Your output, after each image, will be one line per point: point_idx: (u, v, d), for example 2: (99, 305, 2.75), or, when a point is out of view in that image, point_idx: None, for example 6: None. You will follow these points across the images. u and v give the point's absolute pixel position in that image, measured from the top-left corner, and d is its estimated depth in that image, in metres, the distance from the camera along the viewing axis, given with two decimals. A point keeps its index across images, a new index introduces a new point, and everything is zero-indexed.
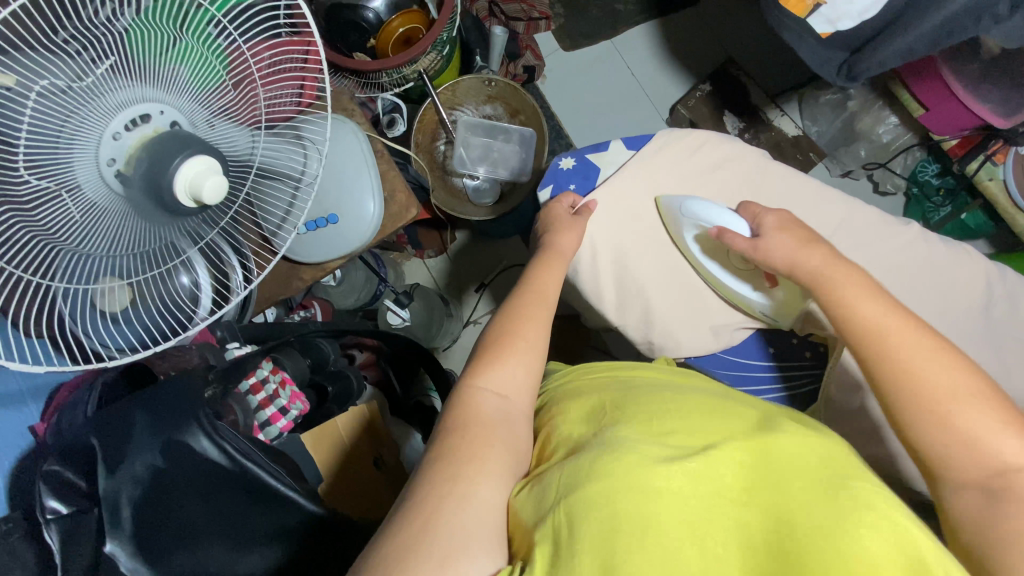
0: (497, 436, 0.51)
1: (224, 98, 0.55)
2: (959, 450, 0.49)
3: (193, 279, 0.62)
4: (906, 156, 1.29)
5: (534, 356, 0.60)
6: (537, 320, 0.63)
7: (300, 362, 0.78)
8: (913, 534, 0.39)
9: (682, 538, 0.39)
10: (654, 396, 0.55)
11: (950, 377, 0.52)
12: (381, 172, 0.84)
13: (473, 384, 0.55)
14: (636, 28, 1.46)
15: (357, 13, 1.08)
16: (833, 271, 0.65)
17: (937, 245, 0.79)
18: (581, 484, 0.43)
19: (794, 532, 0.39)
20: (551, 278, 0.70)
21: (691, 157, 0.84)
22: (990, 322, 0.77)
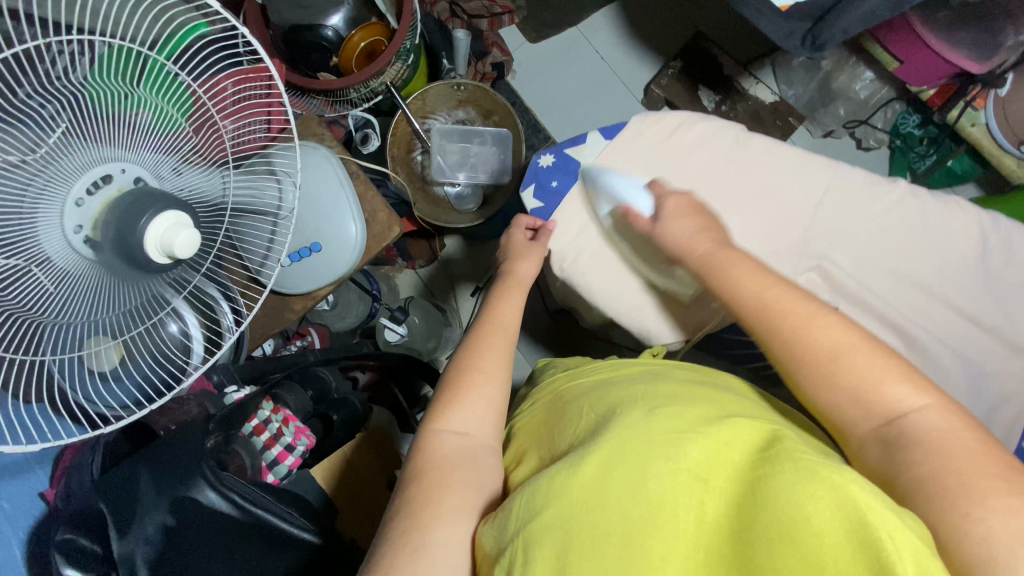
0: (457, 476, 0.51)
1: (187, 145, 0.55)
2: (849, 403, 0.50)
3: (182, 326, 0.62)
4: (885, 111, 1.29)
5: (497, 385, 0.59)
6: (499, 352, 0.62)
7: (302, 396, 0.78)
8: (846, 487, 0.33)
9: (637, 544, 0.38)
10: (637, 393, 0.55)
11: (829, 338, 0.53)
12: (358, 194, 0.83)
13: (435, 428, 0.55)
14: (600, 13, 1.44)
15: (316, 33, 1.06)
16: (717, 252, 0.65)
17: (925, 200, 0.78)
18: (539, 508, 0.42)
19: (748, 532, 0.35)
20: (511, 306, 0.69)
21: (667, 145, 0.83)
22: (988, 272, 0.76)
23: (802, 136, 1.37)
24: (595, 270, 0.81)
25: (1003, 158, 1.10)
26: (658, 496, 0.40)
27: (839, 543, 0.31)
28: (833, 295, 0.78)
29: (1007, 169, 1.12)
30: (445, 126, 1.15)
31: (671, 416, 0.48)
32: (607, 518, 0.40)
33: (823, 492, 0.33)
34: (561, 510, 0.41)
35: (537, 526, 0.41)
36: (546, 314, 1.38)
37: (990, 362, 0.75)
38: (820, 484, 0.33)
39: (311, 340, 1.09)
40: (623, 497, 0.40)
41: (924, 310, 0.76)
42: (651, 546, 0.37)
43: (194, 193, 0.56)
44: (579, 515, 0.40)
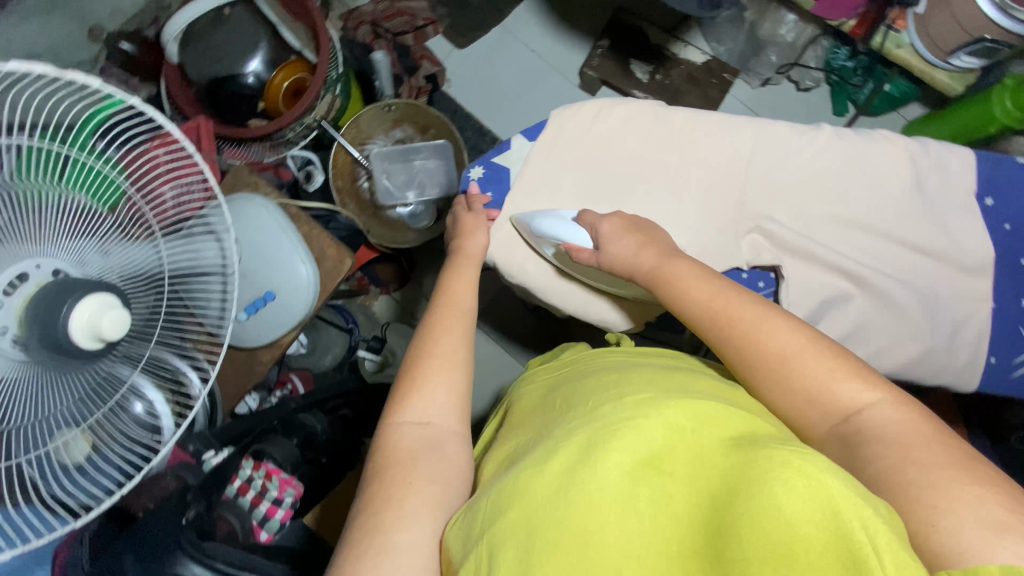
0: (418, 469, 0.51)
1: (101, 225, 0.55)
2: (805, 405, 0.51)
3: (146, 405, 0.60)
4: (815, 48, 1.30)
5: (455, 371, 0.58)
6: (455, 338, 0.61)
7: (287, 446, 0.79)
8: (830, 486, 0.32)
9: (600, 535, 0.38)
10: (607, 382, 0.54)
11: (777, 339, 0.53)
12: (304, 235, 0.82)
13: (394, 421, 0.55)
14: (522, 7, 1.44)
15: (237, 83, 1.06)
16: (663, 264, 0.66)
17: (852, 138, 0.78)
18: (501, 513, 0.42)
19: (726, 531, 0.34)
20: (463, 285, 0.69)
21: (590, 135, 0.82)
22: (925, 197, 0.77)
23: (741, 89, 1.37)
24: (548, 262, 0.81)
25: (935, 74, 1.12)
26: (623, 490, 0.39)
27: (818, 534, 0.31)
28: (776, 252, 0.78)
29: (939, 83, 1.13)
30: (383, 149, 1.14)
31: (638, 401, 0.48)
32: (570, 514, 0.40)
33: (790, 475, 0.33)
34: (520, 508, 0.42)
35: (494, 531, 0.41)
36: (528, 312, 1.38)
37: (945, 283, 0.76)
38: (798, 474, 0.33)
39: (294, 386, 1.08)
40: (585, 494, 0.40)
41: (871, 244, 0.77)
42: (621, 544, 0.37)
43: (122, 269, 0.56)
44: (538, 513, 0.41)
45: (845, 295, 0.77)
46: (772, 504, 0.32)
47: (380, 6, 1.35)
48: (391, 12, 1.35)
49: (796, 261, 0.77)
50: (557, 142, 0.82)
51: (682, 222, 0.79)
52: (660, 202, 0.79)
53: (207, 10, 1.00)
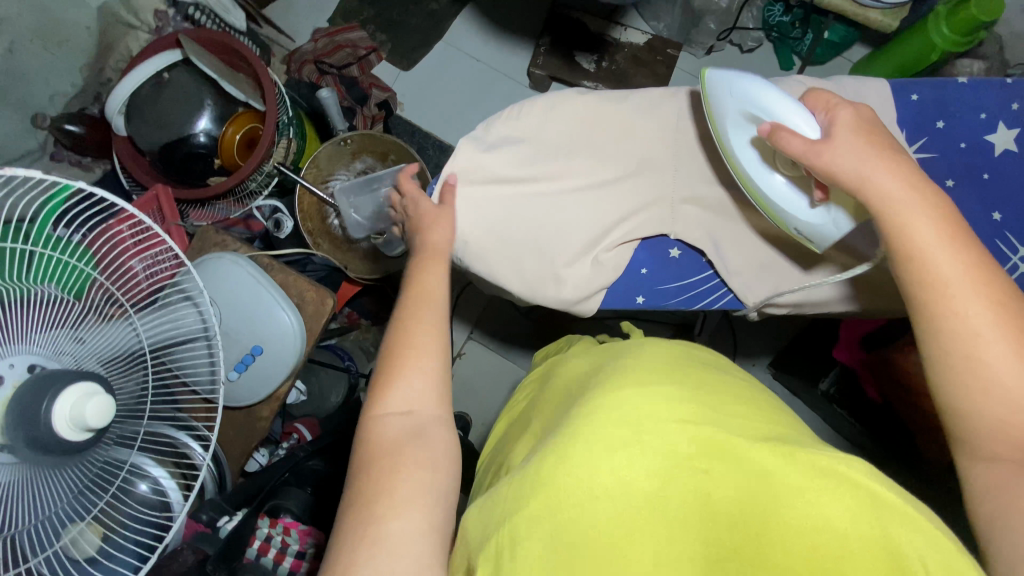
0: (404, 458, 0.48)
1: (69, 312, 0.54)
2: (1010, 416, 0.44)
3: (152, 484, 0.60)
4: (750, 9, 1.32)
5: (435, 358, 0.55)
6: (432, 324, 0.56)
7: (301, 495, 0.79)
8: (877, 510, 0.37)
9: (638, 522, 0.37)
10: (620, 366, 0.51)
11: (998, 322, 0.46)
12: (282, 283, 0.82)
13: (375, 412, 0.52)
14: (458, 20, 1.45)
15: (189, 144, 1.06)
16: (917, 202, 0.51)
17: (821, 83, 0.66)
18: (524, 504, 0.41)
19: (769, 529, 0.36)
20: (433, 268, 0.62)
21: (520, 134, 0.69)
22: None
23: (687, 62, 1.38)
24: (499, 257, 0.67)
25: (867, 14, 1.11)
26: (656, 488, 0.38)
27: (863, 544, 0.35)
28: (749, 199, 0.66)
29: (877, 22, 1.12)
30: (346, 184, 1.07)
31: (659, 390, 0.45)
32: (602, 511, 0.38)
33: (845, 494, 0.38)
34: (545, 505, 0.40)
35: (515, 528, 0.40)
36: (522, 316, 1.38)
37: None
38: (852, 498, 0.38)
39: (300, 433, 1.07)
40: (616, 491, 0.39)
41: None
42: (657, 540, 0.37)
43: (99, 352, 0.56)
44: (564, 508, 0.39)
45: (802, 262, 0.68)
46: (825, 524, 0.36)
47: (320, 44, 1.38)
48: (331, 47, 1.37)
49: (740, 230, 0.68)
50: (480, 147, 0.69)
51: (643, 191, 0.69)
52: (606, 210, 0.68)
53: (145, 78, 1.02)
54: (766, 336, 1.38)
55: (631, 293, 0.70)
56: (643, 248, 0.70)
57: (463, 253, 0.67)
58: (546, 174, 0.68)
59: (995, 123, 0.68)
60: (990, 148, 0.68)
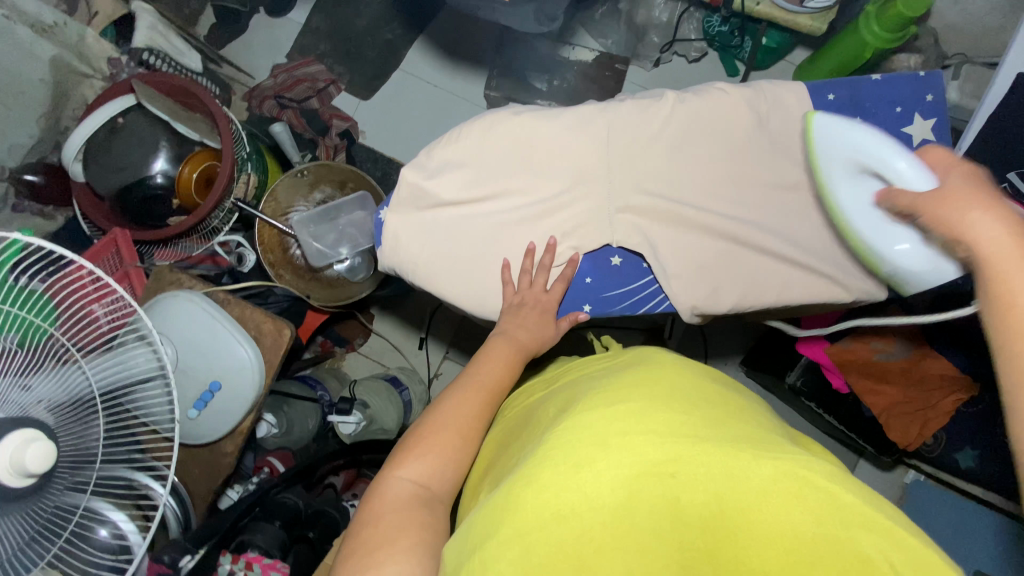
0: (409, 521, 0.49)
1: (13, 360, 0.54)
2: None
3: (113, 529, 0.60)
4: (690, 21, 1.36)
5: (461, 437, 0.56)
6: (469, 408, 0.58)
7: (271, 530, 0.77)
8: (837, 503, 0.40)
9: (607, 536, 0.38)
10: (593, 392, 0.54)
11: None
12: (238, 317, 0.83)
13: (391, 472, 0.53)
14: (413, 48, 1.49)
15: (145, 186, 1.07)
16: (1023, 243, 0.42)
17: (742, 91, 0.69)
18: (497, 530, 0.41)
19: (737, 538, 0.37)
20: (482, 359, 0.64)
21: (460, 158, 0.71)
22: (773, 137, 0.69)
23: (637, 75, 1.43)
24: (444, 275, 0.70)
25: (796, 19, 1.16)
26: (622, 499, 0.40)
27: (826, 540, 0.37)
28: (681, 203, 0.68)
29: (806, 26, 1.17)
30: (304, 216, 1.08)
31: (626, 407, 0.48)
32: (574, 528, 0.39)
33: (806, 493, 0.40)
34: (514, 529, 0.40)
35: (486, 556, 0.40)
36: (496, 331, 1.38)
37: (817, 214, 0.68)
38: (813, 500, 0.39)
39: (273, 467, 1.07)
40: (583, 508, 0.40)
41: (756, 197, 0.68)
42: (631, 553, 0.37)
43: (50, 399, 0.56)
44: (532, 531, 0.40)
45: (731, 260, 0.67)
46: (792, 527, 0.38)
47: (279, 79, 1.40)
48: (291, 82, 1.40)
49: (670, 232, 0.68)
50: (422, 173, 0.72)
51: (585, 204, 0.69)
52: (538, 225, 0.69)
53: (101, 124, 1.04)
54: (735, 335, 1.40)
55: (577, 302, 0.71)
56: (586, 255, 0.70)
57: (410, 275, 0.71)
58: (484, 195, 0.70)
59: (910, 115, 0.71)
60: (908, 139, 0.71)
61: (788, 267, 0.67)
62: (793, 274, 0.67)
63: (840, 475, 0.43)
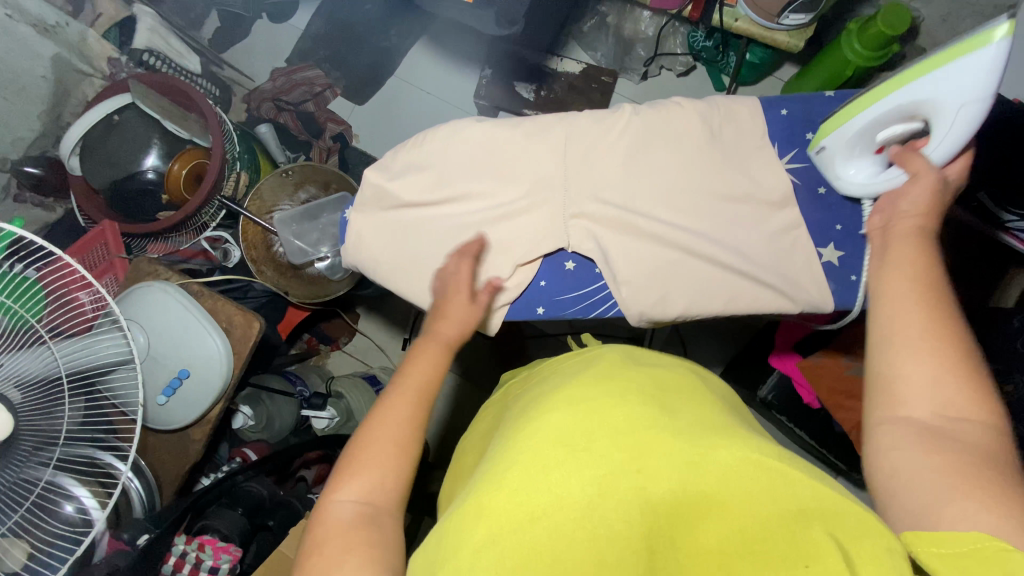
0: (356, 541, 0.44)
1: None
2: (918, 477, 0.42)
3: (77, 504, 0.63)
4: (676, 36, 1.38)
5: (399, 445, 0.50)
6: (408, 412, 0.51)
7: (232, 517, 0.80)
8: (795, 486, 0.39)
9: (579, 538, 0.37)
10: (555, 385, 0.53)
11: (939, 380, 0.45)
12: (212, 309, 0.86)
13: (330, 494, 0.47)
14: (409, 56, 1.52)
15: (138, 180, 1.12)
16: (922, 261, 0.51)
17: (696, 105, 0.72)
18: (465, 532, 0.39)
19: (703, 530, 0.37)
20: (420, 361, 0.55)
21: (423, 161, 0.74)
22: (724, 149, 0.71)
23: (625, 87, 1.45)
24: (403, 273, 0.72)
25: (775, 36, 1.18)
26: (593, 499, 0.39)
27: (783, 522, 0.37)
28: (634, 211, 0.70)
29: (786, 43, 1.19)
30: (287, 214, 1.11)
31: (589, 401, 0.46)
32: (545, 531, 0.37)
33: (763, 476, 0.39)
34: (487, 531, 0.38)
35: (458, 559, 0.38)
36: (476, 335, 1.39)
37: (765, 225, 0.70)
38: (770, 482, 0.39)
39: (245, 455, 1.07)
40: (555, 507, 0.38)
41: (705, 207, 0.70)
42: (601, 553, 0.36)
43: (19, 378, 0.59)
44: (506, 534, 0.38)
45: (679, 268, 0.69)
46: (749, 514, 0.37)
47: (278, 82, 1.42)
48: (289, 85, 1.42)
49: (621, 238, 0.70)
50: (386, 174, 0.75)
51: (541, 208, 0.71)
52: (493, 229, 0.71)
53: (98, 120, 1.09)
54: (715, 346, 1.41)
55: (532, 304, 0.72)
56: (542, 259, 0.72)
57: (371, 272, 0.73)
58: (445, 198, 0.73)
59: None
60: None
61: (734, 276, 0.68)
62: (740, 283, 0.68)
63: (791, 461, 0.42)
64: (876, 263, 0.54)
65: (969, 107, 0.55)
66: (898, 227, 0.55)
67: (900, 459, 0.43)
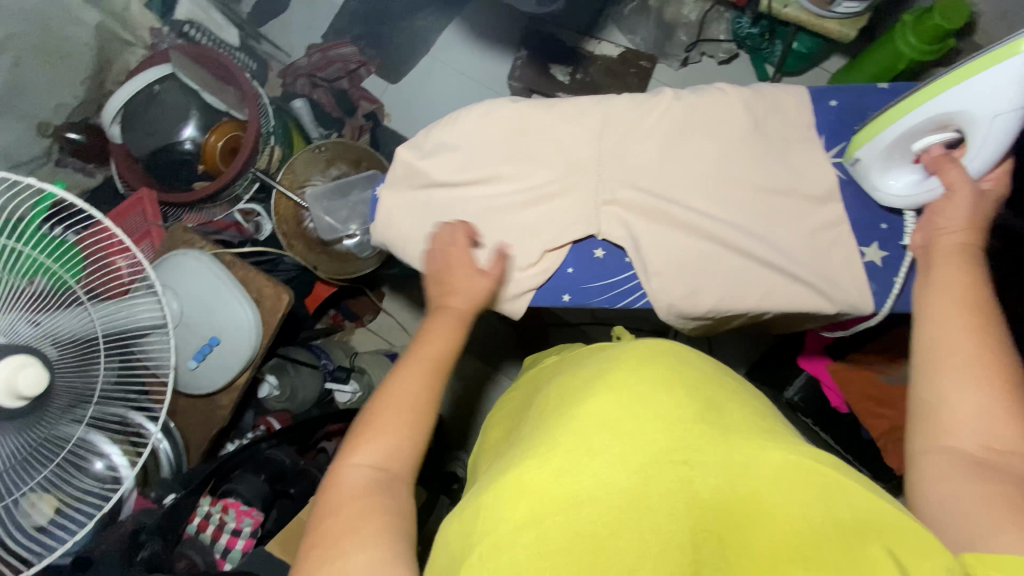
0: (372, 508, 0.44)
1: (26, 296, 0.59)
2: (967, 507, 0.40)
3: (107, 462, 0.66)
4: (719, 21, 1.34)
5: (412, 417, 0.50)
6: (423, 380, 0.53)
7: (255, 482, 0.82)
8: (838, 488, 0.38)
9: (622, 527, 0.37)
10: (593, 368, 0.52)
11: (990, 416, 0.44)
12: (242, 279, 0.87)
13: (343, 460, 0.48)
14: (444, 35, 1.51)
15: (174, 151, 1.14)
16: (973, 297, 0.51)
17: (741, 92, 0.69)
18: (505, 511, 0.39)
19: (745, 528, 0.36)
20: (429, 330, 0.57)
21: (456, 140, 0.73)
22: (767, 139, 0.69)
23: (664, 73, 1.40)
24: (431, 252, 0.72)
25: (824, 24, 1.12)
26: (637, 488, 0.38)
27: (825, 524, 0.36)
28: (669, 199, 0.68)
29: (836, 33, 1.14)
30: (319, 190, 1.12)
31: (633, 388, 0.45)
32: (588, 516, 0.37)
33: (808, 477, 0.38)
34: (528, 511, 0.39)
35: (498, 536, 0.38)
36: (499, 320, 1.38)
37: (804, 221, 0.67)
38: (817, 484, 0.38)
39: (269, 425, 1.11)
40: (600, 495, 0.38)
41: (744, 200, 0.67)
42: (646, 541, 0.36)
43: (55, 335, 0.60)
44: (548, 516, 0.38)
45: (712, 261, 0.67)
46: (793, 513, 0.36)
47: (314, 59, 1.43)
48: (324, 62, 1.43)
49: (653, 227, 0.68)
50: (418, 152, 0.75)
51: (573, 193, 0.70)
52: (525, 212, 0.70)
53: (140, 89, 1.13)
54: (741, 345, 1.38)
55: (558, 290, 0.71)
56: (570, 245, 0.71)
57: (399, 251, 0.73)
58: (476, 178, 0.72)
59: None
60: None
61: (770, 272, 0.66)
62: (775, 279, 0.66)
63: (836, 464, 0.41)
64: (920, 289, 0.55)
65: (1004, 117, 0.55)
66: (939, 244, 0.57)
67: (950, 487, 0.42)
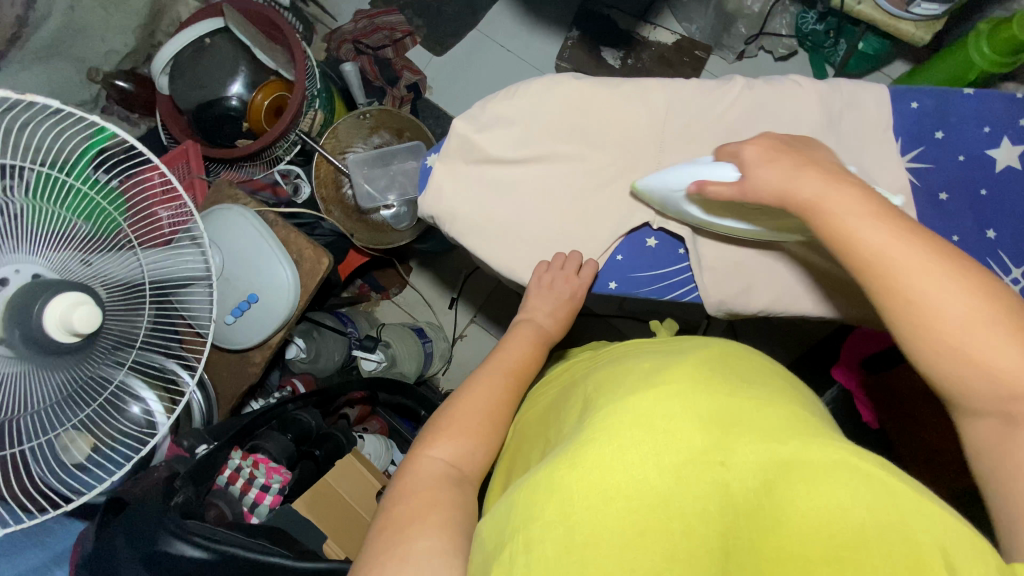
0: (442, 499, 0.47)
1: (78, 233, 0.59)
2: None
3: (144, 406, 0.66)
4: (782, 16, 1.29)
5: (485, 421, 0.54)
6: (501, 391, 0.57)
7: (282, 441, 0.82)
8: (895, 495, 0.35)
9: (651, 525, 0.35)
10: (631, 364, 0.51)
11: None
12: (284, 239, 0.87)
13: (421, 450, 0.52)
14: (494, 10, 1.47)
15: (221, 106, 1.13)
16: None
17: (816, 86, 0.66)
18: (536, 504, 0.39)
19: (786, 532, 0.34)
20: (511, 344, 0.62)
21: (512, 114, 0.71)
22: (838, 138, 0.66)
23: (717, 66, 1.36)
24: (479, 227, 0.70)
25: (899, 25, 1.07)
26: (668, 486, 0.37)
27: (870, 528, 0.33)
28: None
29: (907, 36, 1.09)
30: (360, 157, 1.12)
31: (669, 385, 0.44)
32: (618, 512, 0.36)
33: (853, 480, 0.36)
34: (557, 505, 0.38)
35: (528, 532, 0.38)
36: None
37: None
38: (869, 490, 0.35)
39: (295, 387, 1.11)
40: (631, 489, 0.37)
41: None
42: (677, 540, 0.35)
43: (106, 277, 0.60)
44: (574, 511, 0.37)
45: (768, 259, 0.65)
46: (837, 514, 0.34)
47: (360, 25, 1.41)
48: (370, 29, 1.41)
49: None
50: (473, 125, 0.72)
51: (631, 178, 0.68)
52: (579, 194, 0.69)
53: (190, 42, 1.11)
54: (770, 350, 1.34)
55: (605, 278, 0.70)
56: (623, 232, 0.69)
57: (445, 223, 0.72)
58: (531, 155, 0.70)
59: (998, 137, 0.67)
60: (991, 162, 0.67)
61: (829, 275, 0.64)
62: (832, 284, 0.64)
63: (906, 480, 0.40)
64: None
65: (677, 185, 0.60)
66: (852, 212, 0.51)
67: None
